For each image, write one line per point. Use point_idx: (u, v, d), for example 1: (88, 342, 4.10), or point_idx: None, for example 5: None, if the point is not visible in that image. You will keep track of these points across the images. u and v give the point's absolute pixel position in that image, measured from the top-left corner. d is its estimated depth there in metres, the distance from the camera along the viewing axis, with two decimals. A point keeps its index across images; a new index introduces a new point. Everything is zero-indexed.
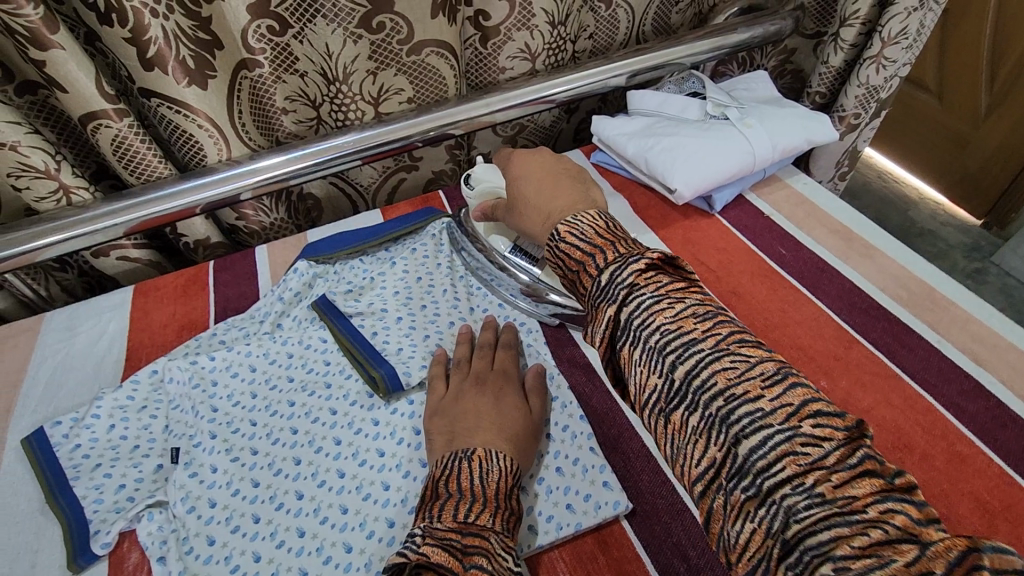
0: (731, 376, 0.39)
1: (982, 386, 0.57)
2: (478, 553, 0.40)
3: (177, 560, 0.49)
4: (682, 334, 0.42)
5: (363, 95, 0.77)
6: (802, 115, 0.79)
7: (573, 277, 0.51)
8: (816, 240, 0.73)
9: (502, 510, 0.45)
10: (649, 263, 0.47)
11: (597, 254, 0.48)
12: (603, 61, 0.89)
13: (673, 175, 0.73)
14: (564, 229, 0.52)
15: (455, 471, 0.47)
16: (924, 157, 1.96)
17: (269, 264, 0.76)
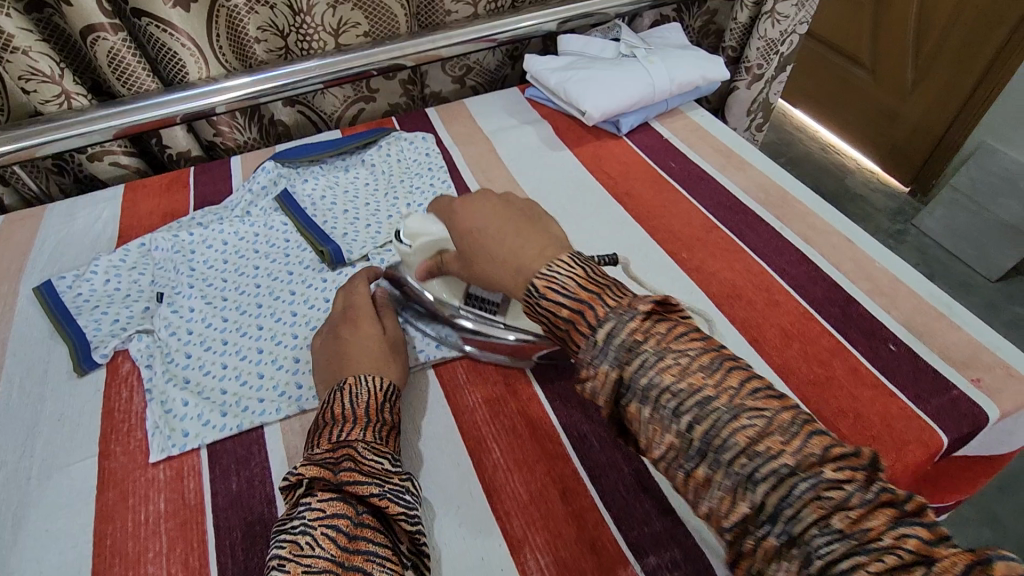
0: (676, 374, 0.42)
1: (807, 256, 0.72)
2: (347, 459, 0.48)
3: (161, 365, 0.63)
4: (771, 457, 0.38)
5: (325, 27, 0.90)
6: (699, 57, 0.94)
7: (563, 335, 0.48)
8: (702, 157, 0.88)
9: (372, 423, 0.52)
10: (590, 277, 0.48)
11: (535, 280, 0.49)
12: (539, 8, 1.03)
13: (585, 100, 0.87)
14: (543, 284, 0.48)
15: (328, 405, 0.53)
16: (860, 129, 2.12)
17: (242, 169, 0.89)
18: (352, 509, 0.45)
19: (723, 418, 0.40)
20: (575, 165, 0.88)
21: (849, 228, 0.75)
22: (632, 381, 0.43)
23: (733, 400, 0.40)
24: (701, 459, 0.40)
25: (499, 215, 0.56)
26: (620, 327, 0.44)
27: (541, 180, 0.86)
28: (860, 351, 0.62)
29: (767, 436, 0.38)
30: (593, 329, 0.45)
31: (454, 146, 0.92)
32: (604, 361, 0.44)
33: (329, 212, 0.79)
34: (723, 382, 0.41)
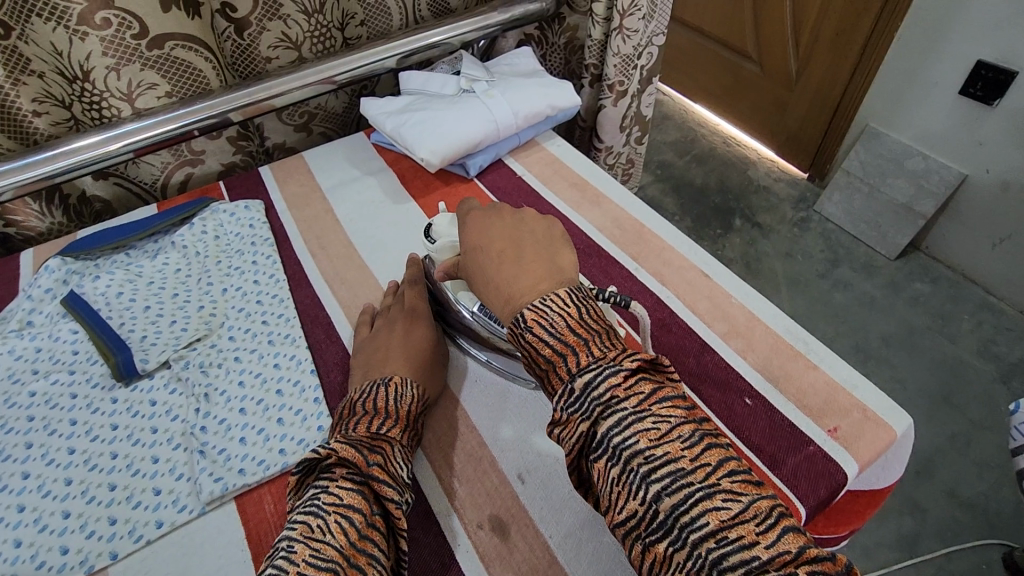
0: (652, 438, 0.41)
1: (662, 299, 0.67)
2: (379, 455, 0.48)
3: None
4: (669, 461, 0.40)
5: (111, 92, 0.78)
6: (544, 84, 0.87)
7: (540, 373, 0.49)
8: (556, 194, 0.81)
9: (406, 430, 0.54)
10: (579, 321, 0.48)
11: (525, 311, 0.50)
12: (376, 44, 0.95)
13: (417, 146, 0.80)
14: (531, 316, 0.49)
15: (372, 395, 0.54)
16: (756, 121, 2.14)
17: (32, 264, 0.77)
18: (366, 506, 0.44)
19: (696, 493, 0.38)
20: (421, 216, 0.80)
21: (705, 260, 0.71)
22: (604, 438, 0.42)
23: (708, 477, 0.39)
24: (665, 532, 0.39)
25: (506, 238, 0.58)
26: (599, 375, 0.44)
27: (382, 239, 0.78)
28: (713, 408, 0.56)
29: (671, 442, 0.41)
30: (573, 376, 0.46)
31: (286, 210, 0.82)
32: (578, 411, 0.44)
33: (127, 311, 0.67)
34: (700, 458, 0.40)
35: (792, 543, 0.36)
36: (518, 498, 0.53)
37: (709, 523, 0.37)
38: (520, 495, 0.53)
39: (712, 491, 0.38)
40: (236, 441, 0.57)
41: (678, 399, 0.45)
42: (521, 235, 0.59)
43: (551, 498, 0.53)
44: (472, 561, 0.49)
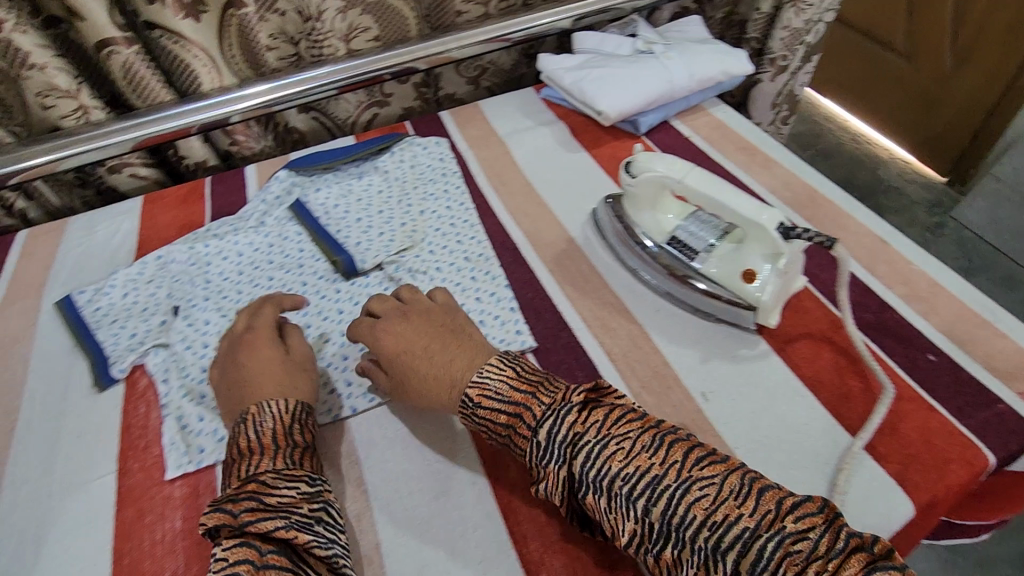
0: (622, 459, 0.45)
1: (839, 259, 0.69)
2: (252, 500, 0.45)
3: (177, 380, 0.63)
4: (642, 473, 0.44)
5: (335, 32, 0.89)
6: (719, 51, 0.90)
7: (507, 436, 0.51)
8: (726, 156, 0.84)
9: (281, 451, 0.51)
10: (521, 377, 0.52)
11: (467, 390, 0.53)
12: (553, 6, 1.00)
13: (600, 99, 0.85)
14: (474, 392, 0.52)
15: (253, 434, 0.52)
16: (892, 118, 2.03)
17: (257, 178, 0.89)
18: (255, 552, 0.42)
19: (675, 491, 0.42)
20: (593, 166, 0.85)
21: (884, 228, 0.72)
22: (581, 476, 0.45)
23: (682, 473, 0.43)
24: (667, 541, 0.42)
25: (427, 333, 0.59)
26: (556, 421, 0.47)
27: (558, 183, 0.84)
28: (894, 357, 0.59)
29: (639, 456, 0.44)
30: (534, 429, 0.48)
31: (469, 150, 0.90)
32: (551, 460, 0.47)
33: (341, 220, 0.78)
34: (669, 458, 0.44)
35: (810, 508, 0.41)
36: (701, 413, 0.58)
37: (693, 506, 0.42)
38: (702, 411, 0.58)
39: (688, 484, 0.43)
40: None
41: (627, 414, 0.48)
42: (435, 328, 0.59)
43: (731, 417, 0.57)
44: None
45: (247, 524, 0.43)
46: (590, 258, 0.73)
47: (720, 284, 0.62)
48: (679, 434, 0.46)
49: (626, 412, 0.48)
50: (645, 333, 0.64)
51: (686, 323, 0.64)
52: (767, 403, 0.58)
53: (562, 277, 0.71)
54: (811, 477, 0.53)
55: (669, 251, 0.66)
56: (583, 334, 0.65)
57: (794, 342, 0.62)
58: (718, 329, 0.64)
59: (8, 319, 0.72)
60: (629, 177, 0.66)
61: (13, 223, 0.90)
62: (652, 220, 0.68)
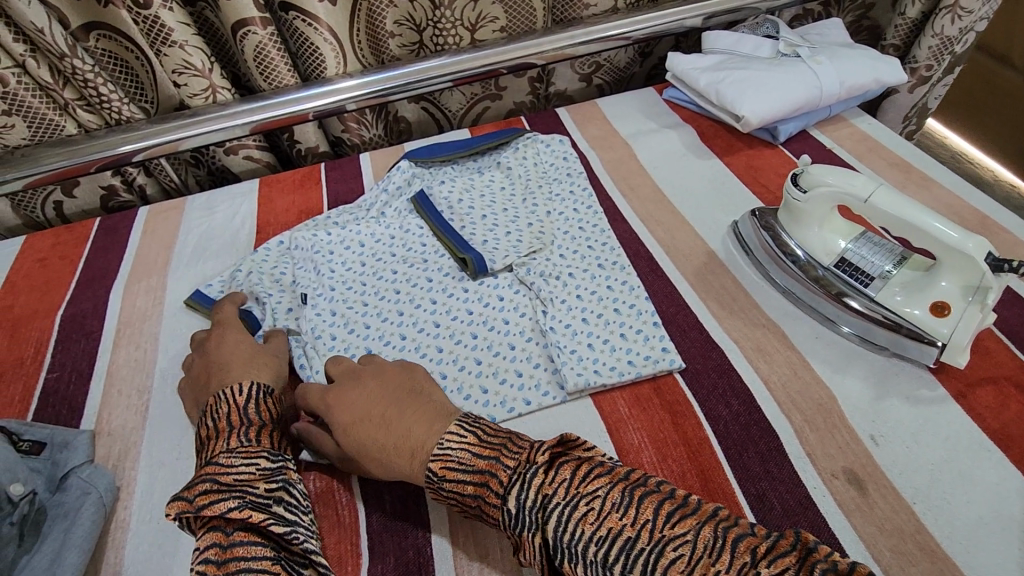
0: (593, 522, 0.39)
1: (1018, 294, 0.63)
2: (206, 481, 0.44)
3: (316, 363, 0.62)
4: (615, 537, 0.38)
5: (463, 21, 0.86)
6: (872, 57, 0.83)
7: (475, 508, 0.45)
8: (877, 173, 0.78)
9: (239, 430, 0.50)
10: (483, 439, 0.46)
11: (429, 462, 0.46)
12: (683, 2, 0.95)
13: (741, 104, 0.79)
14: (437, 465, 0.45)
15: (221, 412, 0.51)
16: None
17: (371, 166, 0.89)
18: (223, 533, 0.42)
19: (665, 554, 0.37)
20: (726, 174, 0.80)
21: None
22: (555, 544, 0.39)
23: (653, 534, 0.38)
24: None
25: (380, 397, 0.51)
26: (523, 486, 0.41)
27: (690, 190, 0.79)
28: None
29: (610, 517, 0.39)
30: (503, 497, 0.42)
31: (591, 150, 0.86)
32: (525, 527, 0.41)
33: (466, 216, 0.75)
34: (638, 516, 0.39)
35: (780, 566, 0.35)
36: (872, 458, 0.52)
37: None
38: (873, 455, 0.53)
39: (660, 547, 0.37)
40: (583, 346, 0.61)
41: (597, 467, 0.42)
42: (392, 388, 0.52)
43: (909, 465, 0.52)
44: (831, 506, 0.49)
45: (201, 508, 0.43)
46: (735, 276, 0.68)
47: (892, 310, 0.57)
48: (645, 488, 0.40)
49: (597, 464, 0.42)
50: (804, 362, 0.59)
51: (851, 355, 0.59)
52: (949, 455, 0.52)
53: (705, 293, 0.66)
54: (1010, 544, 0.47)
55: (836, 275, 0.60)
56: (734, 357, 0.60)
57: (977, 387, 0.56)
58: (888, 365, 0.58)
59: (134, 296, 0.72)
60: (794, 191, 0.61)
61: (130, 198, 0.91)
62: (818, 238, 0.62)
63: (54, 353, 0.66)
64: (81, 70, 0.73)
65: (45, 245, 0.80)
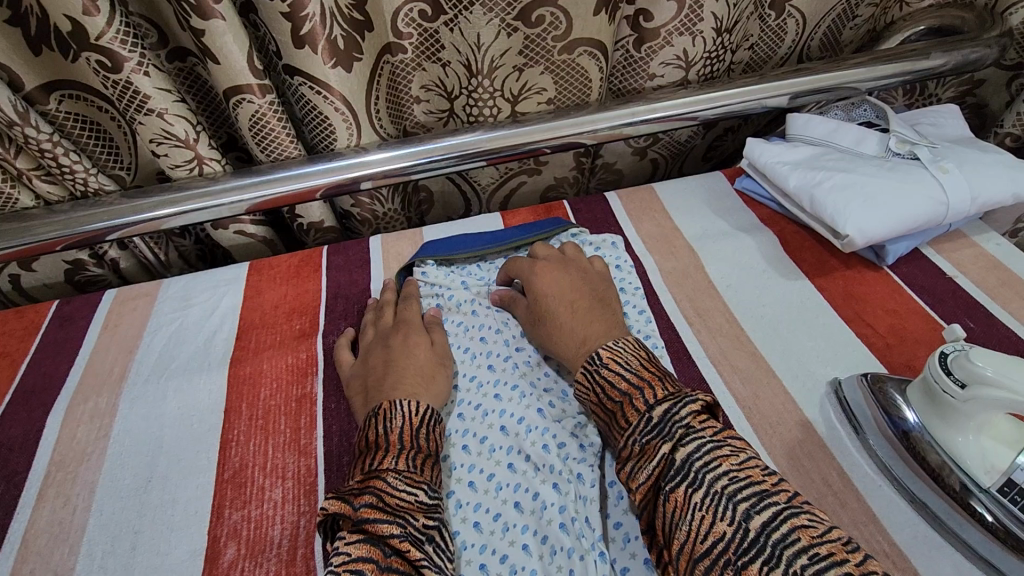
0: (733, 462, 0.40)
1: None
2: (371, 493, 0.43)
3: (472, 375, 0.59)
4: (752, 484, 0.39)
5: (503, 92, 0.72)
6: (1008, 165, 0.67)
7: (613, 409, 0.48)
8: (1016, 317, 0.61)
9: (407, 451, 0.47)
10: (653, 361, 0.50)
11: (600, 350, 0.51)
12: (766, 77, 0.79)
13: (844, 218, 0.63)
14: (607, 355, 0.50)
15: (399, 419, 0.49)
16: None
17: (382, 254, 0.75)
18: (379, 551, 0.40)
19: (781, 511, 0.37)
20: (820, 304, 0.64)
21: None
22: (684, 462, 0.41)
23: (792, 500, 0.38)
24: (759, 554, 0.35)
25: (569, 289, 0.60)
26: (678, 404, 0.45)
27: (774, 322, 0.62)
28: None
29: (753, 467, 0.40)
30: (651, 405, 0.45)
31: (648, 256, 0.71)
32: (658, 436, 0.43)
33: (499, 336, 0.62)
34: (780, 483, 0.39)
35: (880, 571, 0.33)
36: None
37: (798, 529, 0.36)
38: None
39: (795, 509, 0.37)
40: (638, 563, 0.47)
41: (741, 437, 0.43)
42: (581, 287, 0.60)
43: None
44: None
45: (363, 521, 0.41)
46: (843, 469, 0.51)
47: None
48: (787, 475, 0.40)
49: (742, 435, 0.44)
50: None
51: None
52: None
53: (806, 489, 0.50)
54: None
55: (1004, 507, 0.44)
56: None
57: None
58: None
59: (76, 424, 0.58)
60: (945, 382, 0.46)
61: (101, 273, 0.77)
62: (967, 444, 0.47)
63: None
64: (37, 140, 0.59)
65: None
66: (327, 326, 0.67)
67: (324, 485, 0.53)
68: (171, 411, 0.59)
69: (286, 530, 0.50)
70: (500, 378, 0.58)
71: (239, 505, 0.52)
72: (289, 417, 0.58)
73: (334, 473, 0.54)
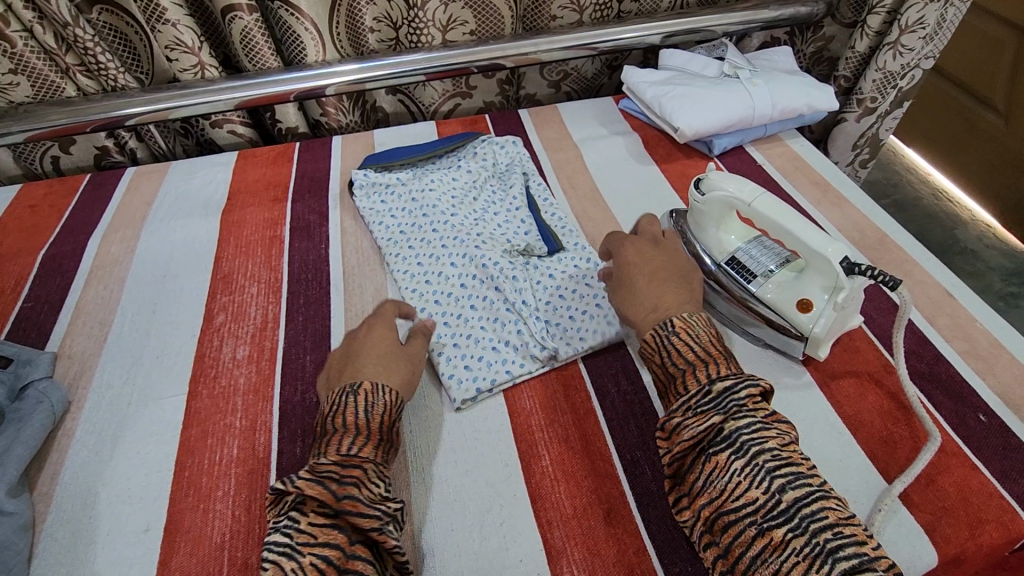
0: (777, 441, 0.46)
1: (882, 288, 0.71)
2: (351, 485, 0.46)
3: (415, 236, 0.78)
4: (791, 464, 0.45)
5: (435, 22, 0.94)
6: (807, 84, 0.90)
7: (672, 372, 0.52)
8: (797, 188, 0.84)
9: (378, 441, 0.51)
10: (720, 340, 0.54)
11: (674, 318, 0.55)
12: (645, 20, 1.02)
13: (678, 116, 0.86)
14: (680, 324, 0.54)
15: (342, 408, 0.52)
16: (965, 168, 1.86)
17: (341, 149, 0.96)
18: (344, 539, 0.44)
19: (815, 490, 0.43)
20: (660, 181, 0.87)
21: (951, 283, 0.70)
22: (734, 433, 0.46)
23: (821, 480, 0.44)
24: (787, 520, 0.42)
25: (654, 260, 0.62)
26: (740, 383, 0.49)
27: (626, 192, 0.85)
28: (959, 436, 0.56)
29: (795, 450, 0.46)
30: (713, 379, 0.49)
31: (543, 151, 0.94)
32: (715, 407, 0.48)
33: (434, 212, 0.80)
34: (815, 468, 0.45)
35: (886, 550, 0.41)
36: None
37: (825, 507, 0.42)
38: None
39: (826, 489, 0.43)
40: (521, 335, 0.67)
41: (784, 419, 0.49)
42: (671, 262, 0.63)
43: None
44: None
45: (341, 511, 0.45)
46: None
47: (775, 309, 0.62)
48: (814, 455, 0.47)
49: (788, 418, 0.49)
50: None
51: (732, 344, 0.65)
52: (801, 433, 0.58)
53: None
54: None
55: (731, 273, 0.66)
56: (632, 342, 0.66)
57: (839, 378, 0.62)
58: (764, 354, 0.64)
59: (110, 245, 0.80)
60: (698, 195, 0.68)
61: (121, 159, 0.99)
62: (715, 239, 0.69)
63: (32, 286, 0.74)
64: (82, 39, 0.81)
65: (37, 194, 0.89)
66: (294, 192, 0.88)
67: (286, 285, 0.74)
68: (180, 239, 0.81)
69: (259, 309, 0.71)
70: (435, 237, 0.77)
71: (227, 292, 0.74)
72: (264, 247, 0.80)
73: (294, 279, 0.75)
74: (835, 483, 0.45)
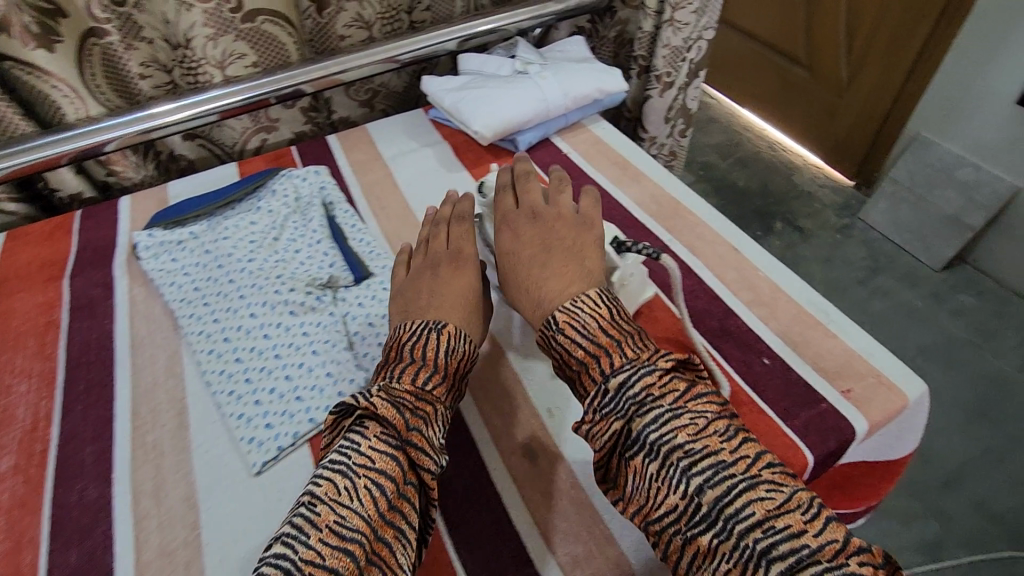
0: (690, 433, 0.44)
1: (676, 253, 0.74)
2: (416, 429, 0.48)
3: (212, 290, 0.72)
4: (709, 454, 0.43)
5: (208, 60, 0.88)
6: (596, 71, 0.93)
7: (574, 371, 0.52)
8: (599, 171, 0.87)
9: (451, 384, 0.55)
10: (611, 321, 0.52)
11: (556, 312, 0.54)
12: (439, 26, 1.01)
13: (472, 120, 0.87)
14: (563, 318, 0.53)
15: (422, 341, 0.55)
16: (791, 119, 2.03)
17: (130, 211, 0.87)
18: (400, 475, 0.46)
19: (737, 486, 0.42)
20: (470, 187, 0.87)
21: (738, 238, 0.74)
22: (641, 435, 0.45)
23: (749, 469, 0.43)
24: (707, 525, 0.42)
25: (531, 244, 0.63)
26: (634, 376, 0.47)
27: (437, 204, 0.84)
28: (749, 383, 0.59)
29: (709, 436, 0.44)
30: (607, 376, 0.49)
31: (351, 174, 0.90)
32: (615, 410, 0.47)
33: (230, 260, 0.74)
34: (739, 450, 0.44)
35: (839, 534, 0.40)
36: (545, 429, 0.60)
37: (750, 502, 0.41)
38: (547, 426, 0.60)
39: (752, 480, 0.42)
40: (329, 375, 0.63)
41: (711, 396, 0.48)
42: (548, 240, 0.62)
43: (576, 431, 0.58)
44: (505, 481, 0.56)
45: (411, 442, 0.48)
46: None
47: None
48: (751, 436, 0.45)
49: (713, 393, 0.48)
50: None
51: None
52: None
53: None
54: None
55: None
56: None
57: None
58: None
59: None
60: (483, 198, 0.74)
61: None
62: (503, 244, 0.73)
63: None
64: None
65: None
66: (74, 268, 0.79)
67: (63, 374, 0.66)
68: None
69: (29, 409, 0.63)
70: (233, 286, 0.71)
71: None
72: (37, 336, 0.71)
73: (73, 364, 0.67)
74: (772, 468, 0.44)
